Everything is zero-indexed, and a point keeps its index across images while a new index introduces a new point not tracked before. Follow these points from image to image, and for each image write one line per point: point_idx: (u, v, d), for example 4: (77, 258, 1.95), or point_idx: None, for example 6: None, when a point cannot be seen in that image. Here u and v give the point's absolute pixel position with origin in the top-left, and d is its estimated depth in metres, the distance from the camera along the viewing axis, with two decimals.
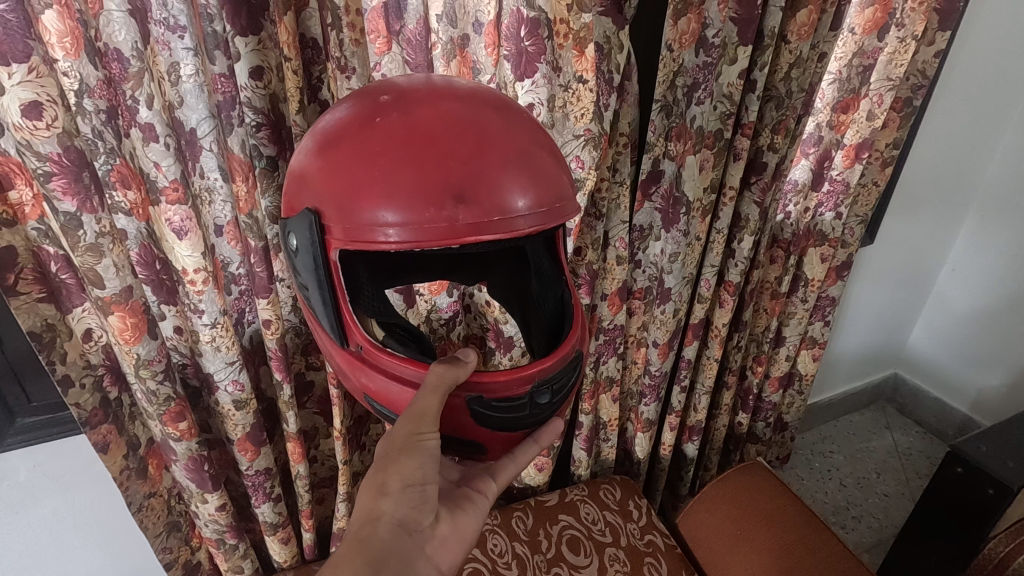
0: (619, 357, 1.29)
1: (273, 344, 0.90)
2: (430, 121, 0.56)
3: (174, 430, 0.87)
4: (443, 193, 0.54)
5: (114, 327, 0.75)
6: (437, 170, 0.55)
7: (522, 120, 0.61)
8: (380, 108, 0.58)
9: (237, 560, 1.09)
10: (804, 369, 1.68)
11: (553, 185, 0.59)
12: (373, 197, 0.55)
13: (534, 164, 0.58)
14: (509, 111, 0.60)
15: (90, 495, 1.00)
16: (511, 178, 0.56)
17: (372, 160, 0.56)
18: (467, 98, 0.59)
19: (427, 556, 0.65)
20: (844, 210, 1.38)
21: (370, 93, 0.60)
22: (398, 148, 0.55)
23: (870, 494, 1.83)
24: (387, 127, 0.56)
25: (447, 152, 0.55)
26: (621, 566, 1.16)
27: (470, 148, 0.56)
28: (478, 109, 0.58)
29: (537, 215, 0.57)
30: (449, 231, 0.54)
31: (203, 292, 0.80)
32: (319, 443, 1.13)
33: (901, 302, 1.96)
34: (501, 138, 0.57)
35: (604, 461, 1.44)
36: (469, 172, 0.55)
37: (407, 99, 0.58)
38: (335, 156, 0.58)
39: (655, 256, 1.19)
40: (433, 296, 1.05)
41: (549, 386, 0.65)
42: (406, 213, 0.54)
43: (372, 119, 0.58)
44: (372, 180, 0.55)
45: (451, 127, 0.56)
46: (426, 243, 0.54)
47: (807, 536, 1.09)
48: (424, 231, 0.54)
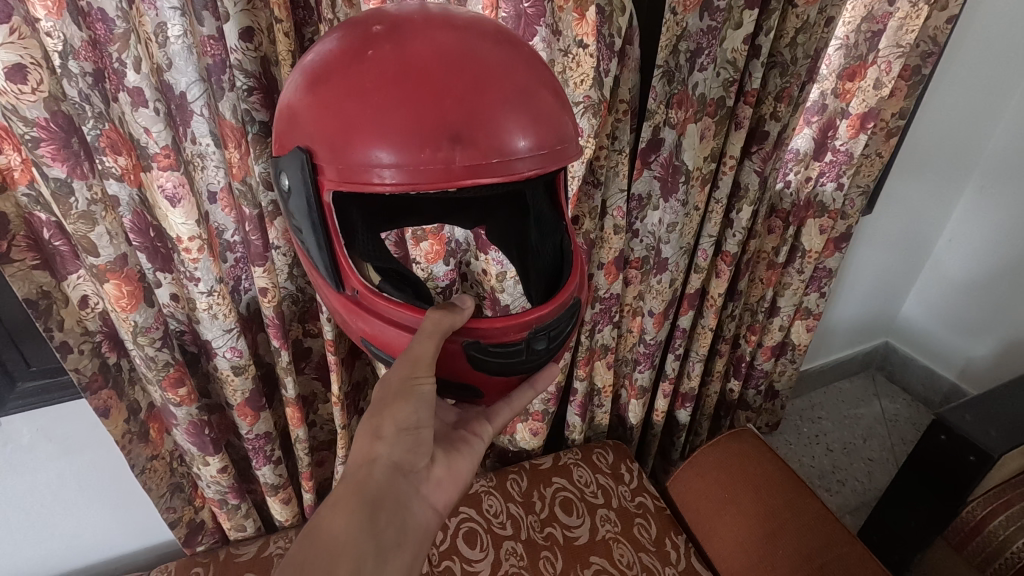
0: (614, 326, 1.30)
1: (271, 312, 0.90)
2: (426, 55, 0.54)
3: (174, 395, 0.88)
4: (438, 132, 0.53)
5: (109, 294, 0.75)
6: (433, 107, 0.53)
7: (522, 55, 0.59)
8: (372, 40, 0.56)
9: (239, 519, 1.12)
10: (797, 339, 1.70)
11: (553, 125, 0.58)
12: (367, 134, 0.54)
13: (533, 103, 0.57)
14: (508, 45, 0.58)
15: (93, 457, 1.02)
16: (510, 117, 0.55)
17: (367, 96, 0.54)
18: (464, 31, 0.57)
19: (422, 495, 0.67)
20: (845, 181, 1.38)
21: (362, 25, 0.58)
22: (392, 83, 0.54)
23: (855, 459, 1.88)
24: (380, 60, 0.55)
25: (443, 89, 0.54)
26: (612, 526, 1.20)
27: (467, 85, 0.54)
28: (475, 43, 0.56)
29: (536, 156, 0.57)
30: (445, 172, 0.54)
31: (198, 260, 0.79)
32: (317, 408, 1.15)
33: (897, 269, 1.96)
34: (498, 75, 0.56)
35: (598, 426, 1.47)
36: (466, 111, 0.54)
37: (400, 31, 0.56)
38: (326, 91, 0.56)
39: (653, 226, 1.19)
40: (430, 265, 1.03)
41: (545, 332, 0.66)
42: (402, 151, 0.53)
43: (365, 52, 0.56)
44: (366, 117, 0.54)
45: (448, 61, 0.55)
46: (423, 184, 0.54)
47: (790, 501, 1.12)
48: (419, 172, 0.53)
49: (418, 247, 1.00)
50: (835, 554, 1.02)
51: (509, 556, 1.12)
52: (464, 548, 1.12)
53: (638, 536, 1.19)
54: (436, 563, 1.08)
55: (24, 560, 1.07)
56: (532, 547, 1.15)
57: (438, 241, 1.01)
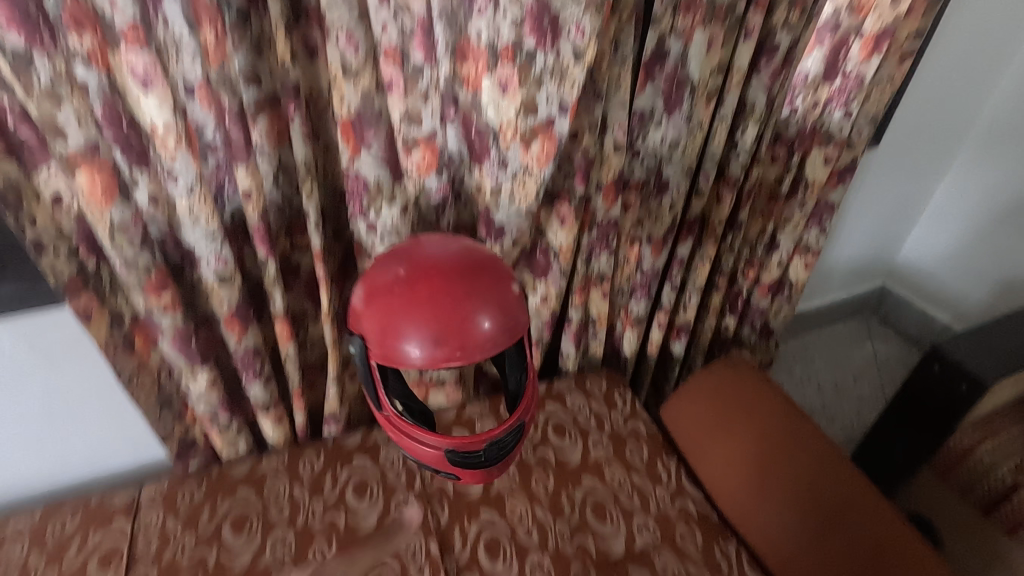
0: (612, 255, 1.25)
1: (256, 220, 0.87)
2: (437, 269, 0.70)
3: (157, 301, 0.86)
4: (444, 325, 0.66)
5: (82, 186, 0.74)
6: (436, 306, 0.67)
7: (496, 265, 0.73)
8: (395, 275, 0.70)
9: (231, 437, 1.12)
10: (795, 277, 1.60)
11: (519, 312, 0.72)
12: (397, 332, 0.67)
13: (505, 298, 0.70)
14: (485, 260, 0.73)
15: (79, 370, 1.00)
16: (490, 309, 0.68)
17: (392, 305, 0.68)
18: (457, 258, 0.71)
19: None
20: (853, 108, 1.32)
21: (388, 261, 0.72)
22: (416, 295, 0.68)
23: (845, 398, 1.90)
24: (403, 279, 0.69)
25: (446, 296, 0.68)
26: (604, 449, 1.21)
27: (469, 296, 0.68)
28: (463, 265, 0.71)
29: (511, 325, 0.70)
30: (446, 351, 0.66)
31: (175, 154, 0.75)
32: (307, 329, 1.12)
33: (899, 209, 1.92)
34: (480, 282, 0.69)
35: (592, 357, 1.45)
36: (461, 308, 0.67)
37: (414, 264, 0.70)
38: (369, 312, 0.69)
39: (655, 146, 1.14)
40: (421, 177, 0.96)
41: (499, 443, 0.76)
42: (427, 340, 0.66)
43: (398, 263, 0.72)
44: (392, 326, 0.67)
45: (448, 279, 0.69)
46: (436, 359, 0.66)
47: (785, 426, 1.12)
48: (434, 350, 0.66)
49: (409, 156, 0.93)
50: (827, 475, 1.04)
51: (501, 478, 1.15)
52: None
53: (630, 459, 1.19)
54: (428, 481, 1.14)
55: (18, 471, 1.07)
56: (525, 469, 1.17)
57: (430, 151, 0.94)
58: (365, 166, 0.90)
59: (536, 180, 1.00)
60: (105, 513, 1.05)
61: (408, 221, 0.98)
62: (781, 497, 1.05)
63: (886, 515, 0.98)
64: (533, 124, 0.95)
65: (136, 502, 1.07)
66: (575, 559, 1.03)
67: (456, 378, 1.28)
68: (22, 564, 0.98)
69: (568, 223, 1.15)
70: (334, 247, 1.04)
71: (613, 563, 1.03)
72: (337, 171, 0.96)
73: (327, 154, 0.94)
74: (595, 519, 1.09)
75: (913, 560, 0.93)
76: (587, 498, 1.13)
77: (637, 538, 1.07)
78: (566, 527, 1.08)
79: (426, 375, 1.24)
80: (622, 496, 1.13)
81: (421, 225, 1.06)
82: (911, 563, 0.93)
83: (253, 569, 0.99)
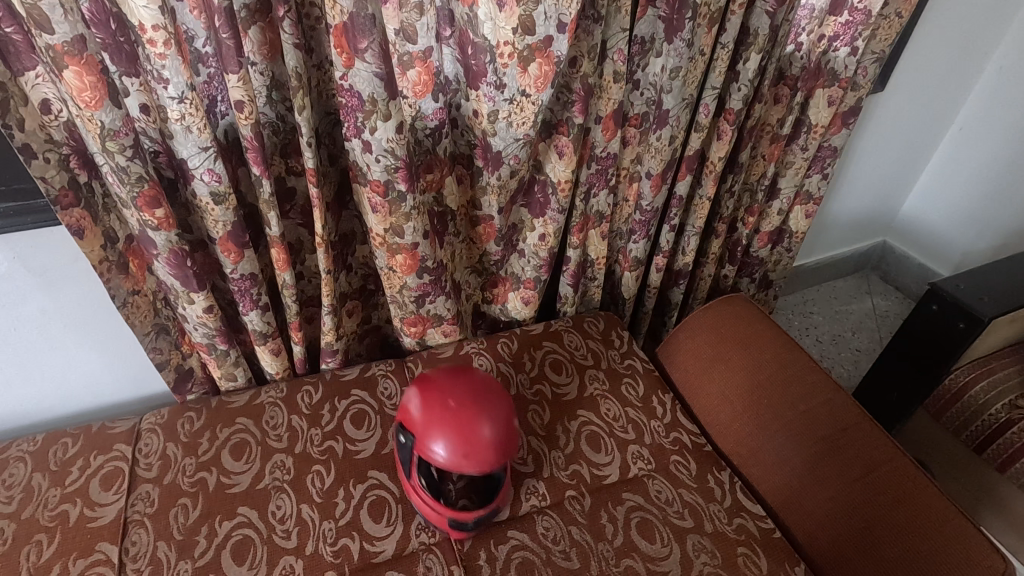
0: (611, 191, 1.25)
1: (248, 131, 0.85)
2: (466, 407, 0.88)
3: (151, 217, 0.85)
4: (466, 442, 0.86)
5: (70, 84, 0.71)
6: (461, 425, 0.87)
7: (503, 404, 0.91)
8: (445, 398, 0.90)
9: (229, 367, 1.12)
10: (795, 226, 1.54)
11: (512, 443, 0.90)
12: (429, 441, 0.87)
13: (505, 445, 0.88)
14: (495, 399, 0.91)
15: (75, 294, 1.00)
16: (493, 432, 0.87)
17: (433, 417, 0.88)
18: (484, 391, 0.91)
19: None
20: (861, 44, 1.21)
21: (435, 394, 0.91)
22: (443, 421, 0.87)
23: (842, 349, 1.91)
24: (451, 407, 0.88)
25: (467, 424, 0.87)
26: (600, 384, 1.20)
27: (477, 414, 0.88)
28: (482, 397, 0.90)
29: (502, 453, 0.88)
30: (463, 436, 0.86)
31: (165, 57, 0.74)
32: (304, 259, 1.13)
33: (904, 160, 1.87)
34: (490, 413, 0.89)
35: (590, 300, 1.45)
36: (474, 433, 0.87)
37: (456, 395, 0.90)
38: (416, 420, 0.90)
39: (655, 75, 1.12)
40: (416, 100, 0.96)
41: (472, 519, 0.93)
42: (449, 449, 0.86)
43: (429, 390, 0.91)
44: (427, 433, 0.87)
45: (473, 407, 0.89)
46: (457, 446, 0.86)
47: (782, 361, 1.12)
48: (456, 449, 0.86)
49: (405, 77, 0.92)
50: (820, 403, 1.06)
51: None
52: None
53: (625, 393, 1.19)
54: None
55: (17, 399, 1.08)
56: (521, 401, 1.16)
57: (427, 70, 0.93)
58: (359, 79, 0.87)
59: (534, 105, 0.99)
60: (106, 439, 1.06)
61: (404, 139, 0.95)
62: (775, 425, 1.07)
63: (874, 436, 1.01)
64: (531, 43, 0.92)
65: (136, 429, 1.08)
66: (570, 486, 1.04)
67: (454, 315, 1.24)
68: (25, 485, 0.98)
69: (567, 156, 1.12)
70: (329, 172, 1.05)
71: (608, 487, 1.05)
72: (331, 89, 0.95)
73: (321, 73, 0.94)
74: (590, 449, 1.10)
75: (904, 480, 0.95)
76: (583, 428, 1.13)
77: (632, 466, 1.08)
78: (561, 456, 1.08)
79: (423, 310, 1.20)
80: (618, 428, 1.13)
81: (419, 154, 1.08)
82: (903, 482, 0.95)
83: (253, 491, 1.00)
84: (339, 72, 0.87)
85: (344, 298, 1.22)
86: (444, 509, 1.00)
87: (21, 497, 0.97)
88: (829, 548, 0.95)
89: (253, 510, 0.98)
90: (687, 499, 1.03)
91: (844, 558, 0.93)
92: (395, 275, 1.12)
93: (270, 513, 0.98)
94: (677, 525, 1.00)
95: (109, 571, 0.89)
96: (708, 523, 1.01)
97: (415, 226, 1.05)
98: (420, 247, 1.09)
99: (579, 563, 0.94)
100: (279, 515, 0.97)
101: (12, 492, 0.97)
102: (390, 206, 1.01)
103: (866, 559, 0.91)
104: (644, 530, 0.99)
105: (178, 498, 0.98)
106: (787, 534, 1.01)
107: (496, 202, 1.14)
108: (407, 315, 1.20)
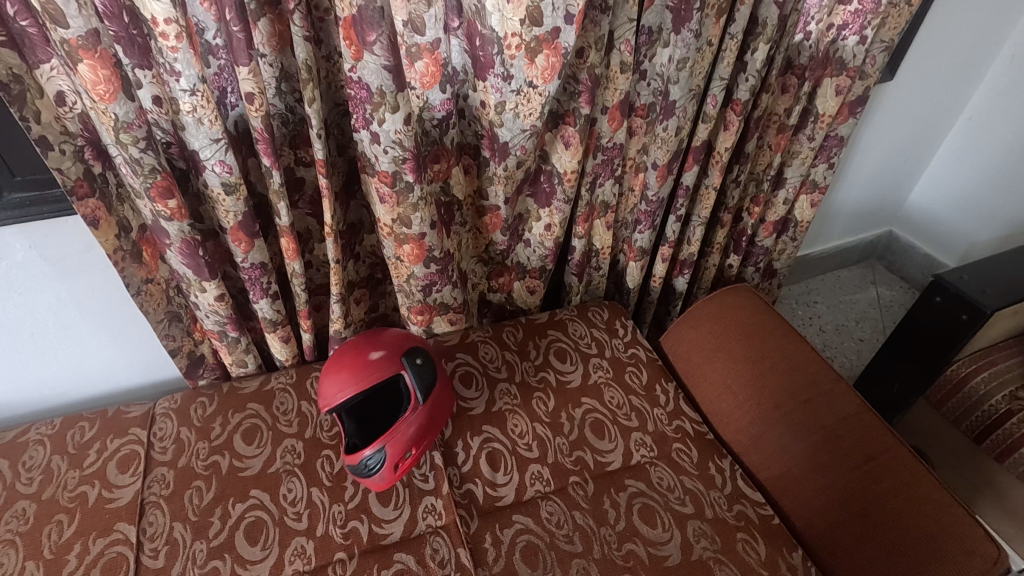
0: (617, 181, 1.26)
1: (259, 123, 0.86)
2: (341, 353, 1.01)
3: (164, 208, 0.87)
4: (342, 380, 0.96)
5: (85, 78, 0.72)
6: (341, 364, 0.98)
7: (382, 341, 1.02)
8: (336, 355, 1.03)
9: (240, 354, 1.14)
10: (801, 216, 1.53)
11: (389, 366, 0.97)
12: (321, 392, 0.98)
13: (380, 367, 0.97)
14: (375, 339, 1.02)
15: (90, 281, 1.02)
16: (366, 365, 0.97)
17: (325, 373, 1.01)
18: (366, 337, 1.03)
19: None
20: (871, 33, 1.17)
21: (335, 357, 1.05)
22: (330, 368, 0.99)
23: (845, 338, 1.92)
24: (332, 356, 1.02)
25: (342, 362, 0.98)
26: (604, 373, 1.22)
27: (357, 357, 0.98)
28: (363, 340, 1.02)
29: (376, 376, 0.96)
30: (342, 372, 0.97)
31: (178, 50, 0.74)
32: (312, 248, 1.14)
33: (912, 149, 1.86)
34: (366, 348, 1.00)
35: (595, 290, 1.46)
36: (348, 366, 0.97)
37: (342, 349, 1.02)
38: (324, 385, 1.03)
39: (662, 66, 1.11)
40: (424, 91, 0.96)
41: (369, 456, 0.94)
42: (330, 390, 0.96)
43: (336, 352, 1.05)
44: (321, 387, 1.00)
45: (348, 351, 1.00)
46: (337, 384, 0.96)
47: (784, 352, 1.13)
48: (336, 384, 0.96)
49: (412, 68, 0.91)
50: (821, 393, 1.07)
51: (503, 395, 1.16)
52: (459, 387, 1.17)
53: (629, 382, 1.21)
54: None
55: (35, 384, 1.10)
56: (525, 389, 1.18)
57: (434, 62, 0.92)
58: (368, 71, 0.88)
59: (541, 96, 0.99)
60: (122, 424, 1.08)
61: (412, 130, 0.96)
62: (776, 414, 1.08)
63: (876, 427, 1.02)
64: (539, 34, 0.92)
65: (151, 413, 1.10)
66: (574, 471, 1.07)
67: (460, 304, 1.26)
68: (45, 467, 1.01)
69: (573, 146, 1.13)
70: (337, 162, 1.06)
71: (611, 474, 1.07)
72: (339, 81, 0.96)
73: (330, 64, 0.94)
74: (593, 436, 1.12)
75: (903, 468, 0.97)
76: (587, 416, 1.15)
77: (635, 453, 1.10)
78: (565, 442, 1.11)
79: (429, 299, 1.22)
80: (621, 416, 1.15)
81: (426, 144, 1.08)
82: (901, 470, 0.97)
83: (265, 475, 1.03)
84: (348, 64, 0.88)
85: (352, 286, 1.23)
86: (450, 493, 1.02)
87: (41, 478, 1.00)
88: (828, 534, 0.97)
89: (265, 493, 1.00)
90: (689, 486, 1.06)
91: (841, 543, 0.95)
92: (403, 264, 1.14)
93: (282, 496, 1.00)
94: (679, 510, 1.02)
95: (128, 550, 0.93)
96: (709, 509, 1.03)
97: (423, 216, 1.07)
98: (427, 237, 1.10)
99: (582, 546, 0.97)
100: (290, 498, 1.00)
101: (32, 474, 1.00)
102: (398, 197, 1.03)
103: (864, 545, 0.93)
104: (646, 516, 1.01)
105: (193, 480, 1.01)
106: (787, 521, 1.03)
107: (503, 192, 1.15)
108: (414, 303, 1.21)
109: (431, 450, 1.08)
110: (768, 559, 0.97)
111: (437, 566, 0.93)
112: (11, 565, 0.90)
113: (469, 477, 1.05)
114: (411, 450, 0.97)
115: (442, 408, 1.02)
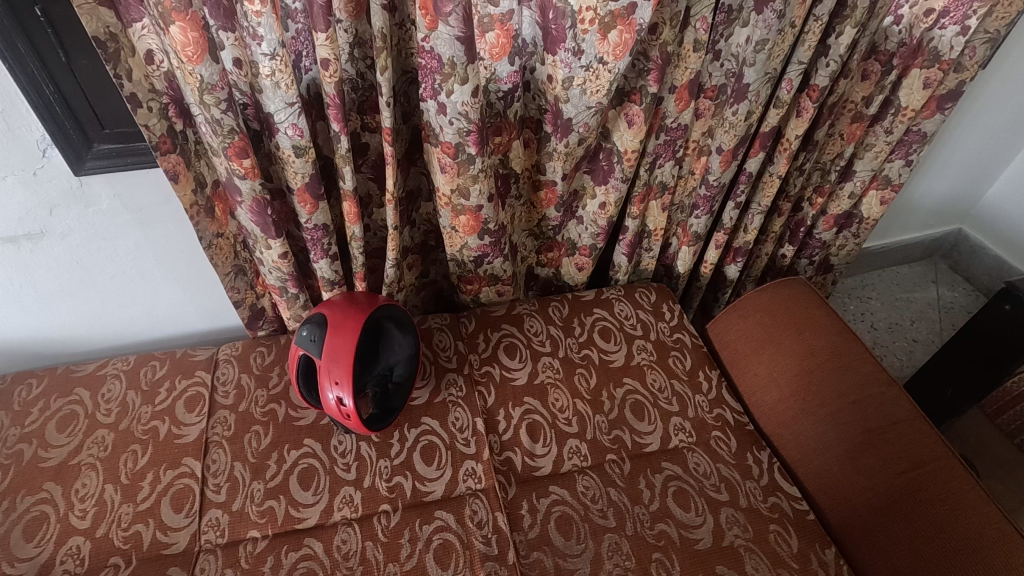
0: (677, 163, 1.23)
1: (331, 89, 0.87)
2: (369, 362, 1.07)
3: (239, 166, 0.90)
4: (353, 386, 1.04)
5: (176, 40, 0.75)
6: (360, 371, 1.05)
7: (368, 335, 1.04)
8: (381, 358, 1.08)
9: (298, 309, 1.18)
10: (867, 212, 1.45)
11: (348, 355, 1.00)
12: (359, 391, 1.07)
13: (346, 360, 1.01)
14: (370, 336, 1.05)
15: (167, 231, 1.07)
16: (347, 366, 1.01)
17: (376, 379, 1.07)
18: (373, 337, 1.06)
19: None
20: (974, 23, 1.08)
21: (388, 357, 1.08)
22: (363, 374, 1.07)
23: (898, 338, 1.85)
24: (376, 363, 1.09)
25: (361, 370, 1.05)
26: (648, 355, 1.22)
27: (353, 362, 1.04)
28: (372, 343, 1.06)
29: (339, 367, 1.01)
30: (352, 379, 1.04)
31: (261, 14, 0.76)
32: (372, 213, 1.17)
33: (994, 147, 1.73)
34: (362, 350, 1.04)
35: (642, 271, 1.45)
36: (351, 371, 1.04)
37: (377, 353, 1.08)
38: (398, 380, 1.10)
39: (737, 47, 1.07)
40: (494, 63, 0.98)
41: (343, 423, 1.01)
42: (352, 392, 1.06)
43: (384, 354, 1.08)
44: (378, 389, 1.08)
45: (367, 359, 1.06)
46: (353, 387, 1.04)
47: (837, 352, 1.11)
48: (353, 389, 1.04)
49: (483, 39, 0.93)
50: (871, 393, 1.06)
51: (546, 368, 1.18)
52: (504, 357, 1.19)
53: (672, 366, 1.21)
54: (476, 366, 1.18)
55: (113, 322, 1.18)
56: (567, 364, 1.20)
57: (505, 34, 0.93)
58: (440, 42, 0.88)
59: (610, 73, 0.97)
60: (189, 365, 1.16)
61: (478, 103, 0.96)
62: (821, 411, 1.07)
63: (926, 435, 1.00)
64: (614, 9, 0.90)
65: (215, 358, 1.17)
66: (611, 449, 1.09)
67: (509, 277, 1.28)
68: (121, 401, 1.09)
69: (636, 125, 1.10)
70: (402, 129, 1.08)
71: (648, 455, 1.09)
72: (410, 48, 0.97)
73: (402, 32, 0.95)
74: (633, 417, 1.13)
75: (951, 477, 0.95)
76: (628, 397, 1.16)
77: (673, 437, 1.11)
78: (604, 420, 1.13)
79: (481, 270, 1.25)
80: (662, 399, 1.16)
81: (490, 116, 1.09)
82: (949, 480, 0.95)
83: (318, 426, 1.09)
84: (421, 34, 0.88)
85: (406, 252, 1.27)
86: (490, 459, 1.06)
87: (118, 410, 1.08)
88: (863, 536, 0.97)
89: (317, 443, 1.07)
90: (724, 474, 1.07)
91: (878, 547, 0.95)
92: (457, 235, 1.16)
93: (333, 447, 1.06)
94: (713, 497, 1.04)
95: (194, 483, 1.01)
96: (743, 498, 1.04)
97: (481, 189, 1.08)
98: (484, 209, 1.11)
99: (615, 522, 1.00)
100: (340, 450, 1.06)
101: (110, 406, 1.09)
102: (459, 167, 1.03)
103: (900, 551, 0.93)
104: (679, 499, 1.03)
105: (252, 425, 1.08)
106: (822, 518, 1.03)
107: (561, 168, 1.14)
108: (466, 273, 1.26)
109: (473, 416, 1.11)
110: (800, 553, 0.98)
111: (475, 526, 0.98)
112: (92, 486, 0.99)
113: (509, 446, 1.08)
114: (335, 396, 0.97)
115: (337, 347, 0.97)
